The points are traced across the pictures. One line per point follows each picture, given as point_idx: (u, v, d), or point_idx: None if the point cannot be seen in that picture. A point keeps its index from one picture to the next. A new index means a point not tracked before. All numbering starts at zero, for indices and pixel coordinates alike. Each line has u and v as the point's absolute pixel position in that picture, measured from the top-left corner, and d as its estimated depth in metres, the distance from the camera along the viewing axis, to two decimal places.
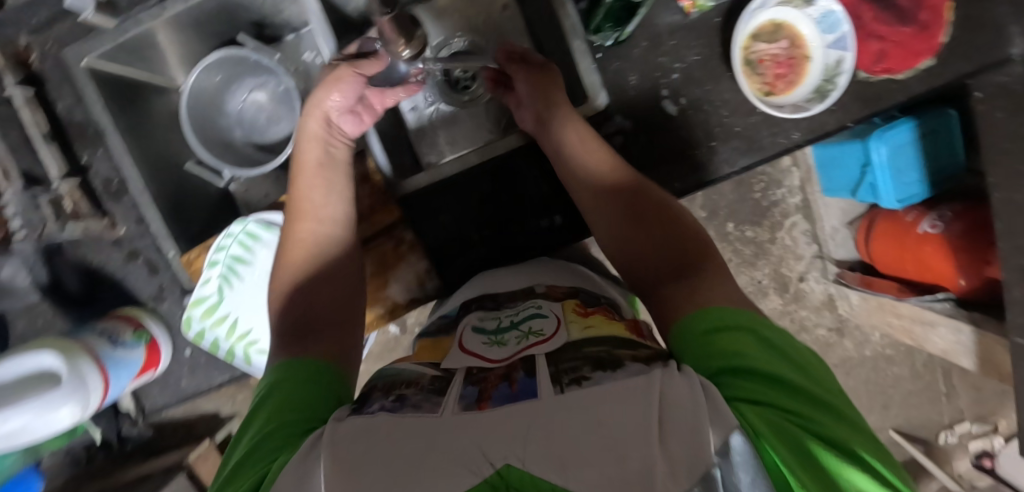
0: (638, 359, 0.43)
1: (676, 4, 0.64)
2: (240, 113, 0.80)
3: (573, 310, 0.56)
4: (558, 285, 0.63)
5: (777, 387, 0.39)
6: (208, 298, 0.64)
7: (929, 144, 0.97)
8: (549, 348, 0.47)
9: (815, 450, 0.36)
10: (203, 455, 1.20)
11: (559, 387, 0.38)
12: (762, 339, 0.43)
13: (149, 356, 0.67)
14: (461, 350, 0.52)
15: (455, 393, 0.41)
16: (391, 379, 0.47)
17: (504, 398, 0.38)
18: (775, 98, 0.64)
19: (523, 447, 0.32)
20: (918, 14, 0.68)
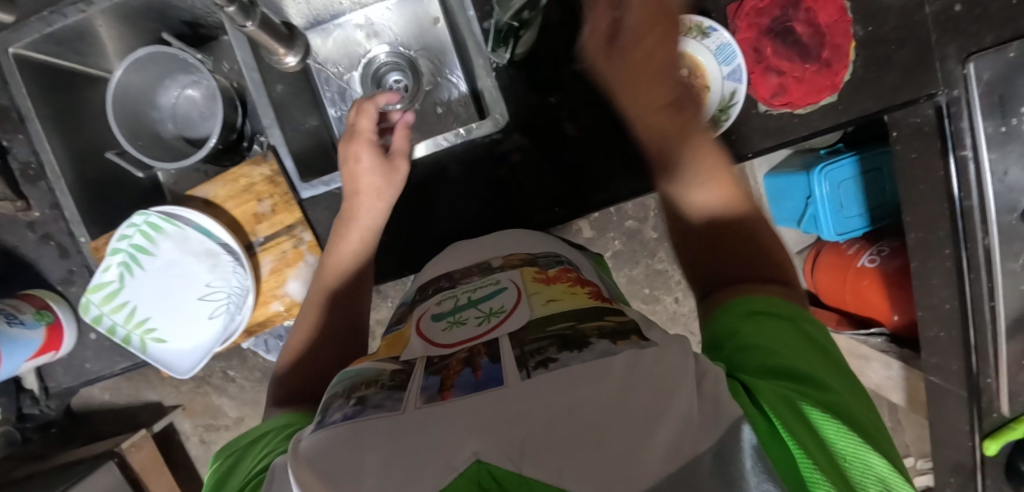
0: (606, 336, 0.39)
1: (579, 29, 0.66)
2: (174, 108, 0.82)
3: (533, 277, 0.52)
4: (513, 255, 0.59)
5: (803, 378, 0.41)
6: (114, 285, 0.66)
7: (871, 182, 0.96)
8: (513, 327, 0.43)
9: (822, 424, 0.38)
10: (138, 445, 1.17)
11: (524, 371, 0.35)
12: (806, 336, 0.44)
13: (50, 337, 0.68)
14: (418, 339, 0.47)
15: (415, 385, 0.37)
16: (351, 380, 0.41)
17: (468, 387, 0.36)
18: None
19: (496, 445, 0.31)
20: (820, 52, 0.71)
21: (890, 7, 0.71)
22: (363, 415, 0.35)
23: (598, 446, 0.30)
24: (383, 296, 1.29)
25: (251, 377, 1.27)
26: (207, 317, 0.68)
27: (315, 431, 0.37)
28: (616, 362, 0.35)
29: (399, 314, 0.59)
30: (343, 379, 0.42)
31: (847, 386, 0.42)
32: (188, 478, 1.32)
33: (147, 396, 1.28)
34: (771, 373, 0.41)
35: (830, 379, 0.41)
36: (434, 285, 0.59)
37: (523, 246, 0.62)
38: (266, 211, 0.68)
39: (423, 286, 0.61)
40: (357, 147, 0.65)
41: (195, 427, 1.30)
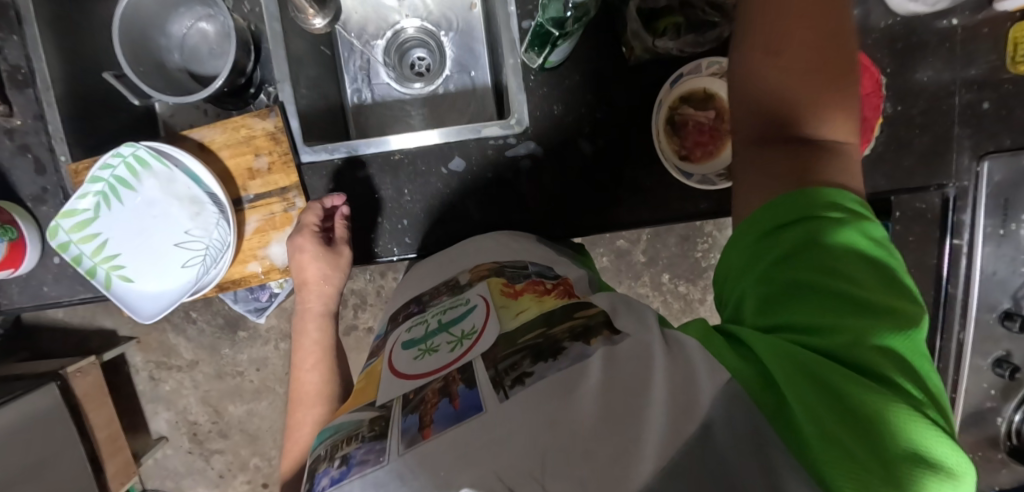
0: (575, 338, 0.43)
1: (619, 49, 0.65)
2: (184, 39, 0.78)
3: (500, 290, 0.53)
4: (481, 263, 0.60)
5: (812, 296, 0.41)
6: (85, 214, 0.63)
7: None
8: (485, 347, 0.46)
9: (812, 360, 0.38)
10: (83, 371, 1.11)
11: (502, 391, 0.39)
12: (824, 238, 0.42)
13: (11, 254, 0.65)
14: (393, 374, 0.50)
15: (395, 430, 0.41)
16: (333, 439, 0.46)
17: (446, 420, 0.39)
18: (689, 163, 0.64)
19: (484, 476, 0.33)
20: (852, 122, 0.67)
21: (925, 90, 0.71)
22: (350, 476, 0.38)
23: (583, 458, 0.33)
24: (362, 267, 1.26)
25: (213, 322, 1.24)
26: (181, 264, 0.66)
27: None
28: (572, 381, 0.38)
29: (374, 349, 0.59)
30: (326, 443, 0.46)
31: (867, 283, 0.40)
32: (130, 412, 1.27)
33: (103, 322, 1.23)
34: (772, 307, 0.42)
35: (845, 287, 0.40)
36: (405, 310, 0.61)
37: (512, 252, 0.60)
38: (263, 168, 0.66)
39: (396, 314, 0.62)
40: (298, 240, 0.63)
41: (147, 362, 1.26)
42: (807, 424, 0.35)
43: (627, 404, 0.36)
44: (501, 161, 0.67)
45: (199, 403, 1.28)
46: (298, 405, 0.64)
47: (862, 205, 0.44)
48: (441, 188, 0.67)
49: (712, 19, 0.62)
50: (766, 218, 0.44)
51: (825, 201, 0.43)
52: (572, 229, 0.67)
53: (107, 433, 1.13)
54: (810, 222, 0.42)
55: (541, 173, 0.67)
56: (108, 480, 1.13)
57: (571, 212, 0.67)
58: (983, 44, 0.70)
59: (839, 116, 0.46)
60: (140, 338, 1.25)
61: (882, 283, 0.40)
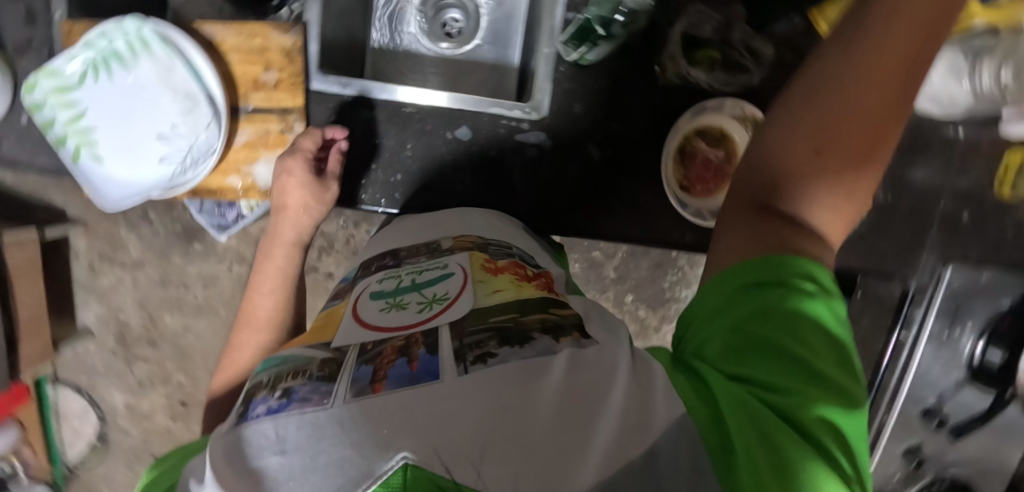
0: (546, 333, 0.41)
1: (652, 67, 0.65)
2: None
3: (481, 264, 0.52)
4: (466, 234, 0.59)
5: (769, 355, 0.42)
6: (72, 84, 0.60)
7: None
8: (453, 316, 0.43)
9: (765, 416, 0.39)
10: (22, 242, 1.06)
11: (462, 366, 0.36)
12: (800, 306, 0.43)
13: None
14: (356, 320, 0.47)
15: (346, 376, 0.37)
16: (277, 368, 0.42)
17: (400, 379, 0.36)
18: (687, 195, 0.65)
19: (429, 444, 0.31)
20: None
21: (917, 186, 0.74)
22: (287, 411, 0.35)
23: (527, 452, 0.31)
24: (338, 211, 1.24)
25: (171, 228, 1.20)
26: (161, 160, 0.63)
27: (237, 426, 0.36)
28: (535, 366, 0.36)
29: (339, 290, 0.58)
30: (269, 369, 0.42)
31: (824, 353, 0.42)
32: (58, 298, 1.21)
33: (52, 198, 1.16)
34: (734, 359, 0.43)
35: (807, 356, 0.41)
36: (380, 259, 0.58)
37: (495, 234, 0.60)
38: (270, 83, 0.63)
39: (369, 262, 0.60)
40: (288, 162, 0.61)
41: (90, 250, 1.20)
42: (748, 476, 0.35)
43: (585, 401, 0.35)
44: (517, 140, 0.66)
45: (135, 304, 1.24)
46: (244, 327, 0.61)
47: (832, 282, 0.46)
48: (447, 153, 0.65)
49: (746, 65, 0.65)
50: (750, 275, 0.46)
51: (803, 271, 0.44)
52: (563, 226, 0.67)
53: (31, 314, 1.08)
54: (782, 285, 0.44)
55: (547, 165, 0.66)
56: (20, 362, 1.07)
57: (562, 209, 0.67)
58: (979, 158, 0.74)
59: (826, 201, 0.47)
60: (88, 224, 1.19)
61: (837, 356, 0.42)
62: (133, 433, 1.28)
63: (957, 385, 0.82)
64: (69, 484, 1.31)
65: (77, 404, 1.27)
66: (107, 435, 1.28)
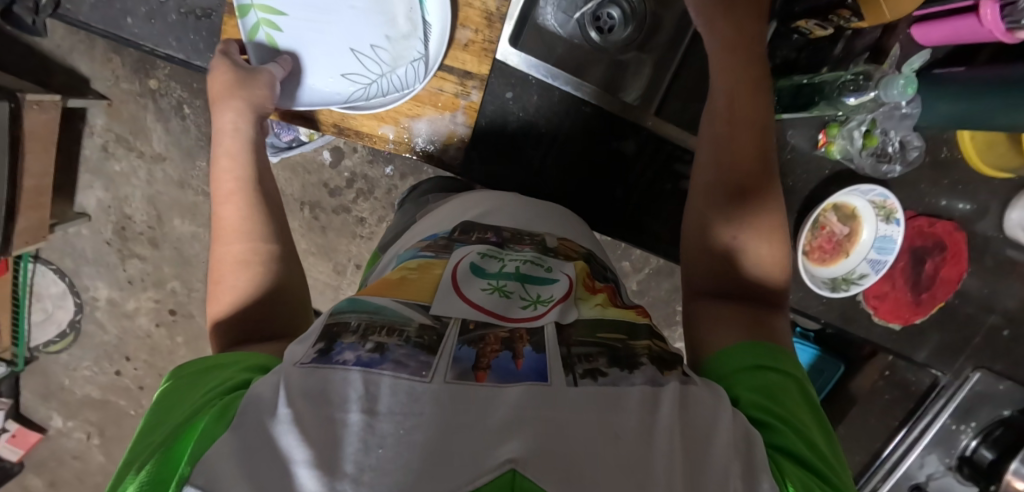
0: (654, 359, 0.37)
1: (815, 133, 0.67)
2: None
3: (584, 279, 0.49)
4: (569, 241, 0.57)
5: (769, 414, 0.38)
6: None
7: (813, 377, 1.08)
8: (567, 318, 0.40)
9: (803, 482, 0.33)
10: (43, 106, 0.93)
11: (571, 376, 0.33)
12: (776, 379, 0.40)
13: None
14: (458, 294, 0.41)
15: (447, 351, 0.34)
16: (366, 316, 0.37)
17: (506, 374, 0.33)
18: (807, 261, 0.70)
19: (534, 447, 0.28)
20: (922, 291, 0.75)
21: (972, 299, 0.81)
22: (383, 368, 0.32)
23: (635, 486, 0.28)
24: (388, 157, 1.17)
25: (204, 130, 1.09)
26: (339, 76, 0.63)
27: (318, 362, 0.33)
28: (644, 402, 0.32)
29: (433, 243, 0.52)
30: (358, 313, 0.37)
31: (768, 414, 0.38)
32: (61, 171, 1.10)
33: (76, 64, 1.02)
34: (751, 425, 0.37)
35: (798, 422, 0.38)
36: (479, 232, 0.54)
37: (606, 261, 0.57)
38: (460, 41, 0.62)
39: (467, 227, 0.55)
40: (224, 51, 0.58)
41: (107, 130, 1.09)
42: None
43: (697, 445, 0.31)
44: (625, 148, 0.66)
45: (144, 200, 1.13)
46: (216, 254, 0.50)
47: (785, 361, 0.42)
48: (539, 138, 0.65)
49: (892, 156, 0.68)
50: (739, 359, 0.42)
51: (782, 353, 0.43)
52: (630, 232, 0.69)
53: (36, 184, 0.97)
54: (769, 356, 0.42)
55: (640, 169, 0.67)
56: (15, 235, 0.97)
57: (639, 225, 0.69)
58: None
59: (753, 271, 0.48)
60: (111, 102, 1.06)
61: (784, 421, 0.38)
62: (110, 330, 1.21)
63: (945, 470, 0.84)
64: (27, 365, 1.23)
65: (55, 287, 1.19)
66: (81, 325, 1.21)
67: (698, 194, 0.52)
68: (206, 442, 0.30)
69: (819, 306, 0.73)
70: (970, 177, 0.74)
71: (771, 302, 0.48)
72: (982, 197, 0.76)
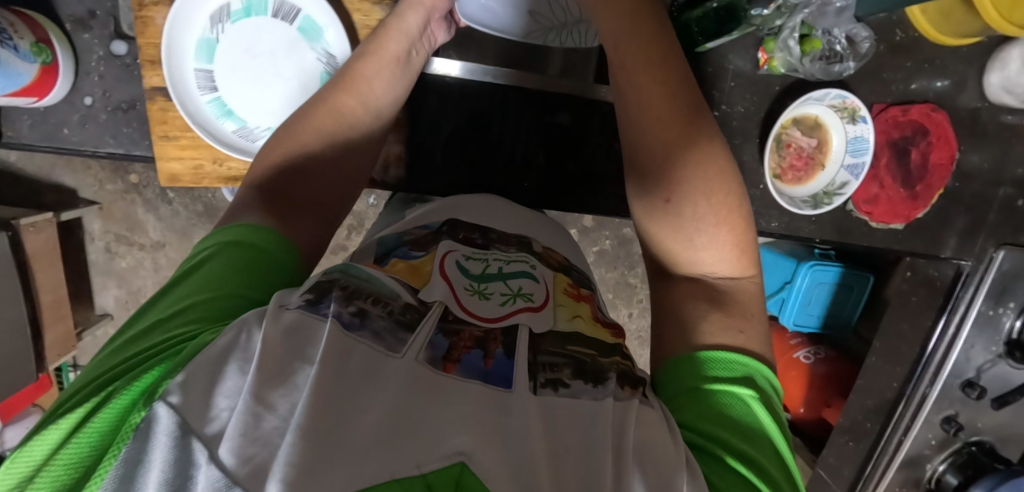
0: (621, 375, 0.35)
1: (754, 53, 0.65)
2: None
3: (565, 289, 0.44)
4: (554, 251, 0.51)
5: (718, 460, 0.33)
6: (223, 25, 0.57)
7: (841, 294, 1.01)
8: (538, 327, 0.37)
9: None
10: (38, 227, 0.94)
11: (533, 383, 0.32)
12: (729, 401, 0.36)
13: (39, 81, 0.55)
14: (444, 281, 0.39)
15: (425, 332, 0.33)
16: (360, 282, 0.36)
17: (474, 371, 0.31)
18: (780, 183, 0.68)
19: (485, 441, 0.27)
20: (916, 183, 0.72)
21: (976, 176, 0.77)
22: (360, 334, 0.31)
23: None
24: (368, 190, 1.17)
25: (191, 208, 1.10)
26: (233, 131, 0.59)
27: (304, 311, 0.32)
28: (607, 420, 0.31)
29: (416, 237, 0.47)
30: (356, 278, 0.36)
31: (716, 441, 0.34)
32: (74, 282, 1.15)
33: (60, 179, 1.06)
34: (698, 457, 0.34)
35: (752, 450, 0.34)
36: (465, 231, 0.48)
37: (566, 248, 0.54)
38: None
39: (455, 223, 0.50)
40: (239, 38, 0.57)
41: (105, 232, 1.12)
42: None
43: (648, 461, 0.30)
44: (561, 119, 0.66)
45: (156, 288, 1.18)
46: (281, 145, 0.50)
47: (744, 376, 0.38)
48: (485, 127, 0.65)
49: (842, 54, 0.64)
50: (686, 379, 0.39)
51: (743, 363, 0.39)
52: (586, 203, 0.68)
53: (52, 298, 0.98)
54: (723, 367, 0.38)
55: (586, 134, 0.66)
56: (46, 349, 0.99)
57: (600, 191, 0.68)
58: None
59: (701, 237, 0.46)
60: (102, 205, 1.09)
61: (736, 450, 0.33)
62: None
63: (993, 359, 0.80)
64: None
65: None
66: None
67: (647, 180, 0.50)
68: (188, 358, 0.30)
69: (807, 227, 0.71)
70: (936, 53, 0.69)
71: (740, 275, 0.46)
72: (957, 70, 0.72)
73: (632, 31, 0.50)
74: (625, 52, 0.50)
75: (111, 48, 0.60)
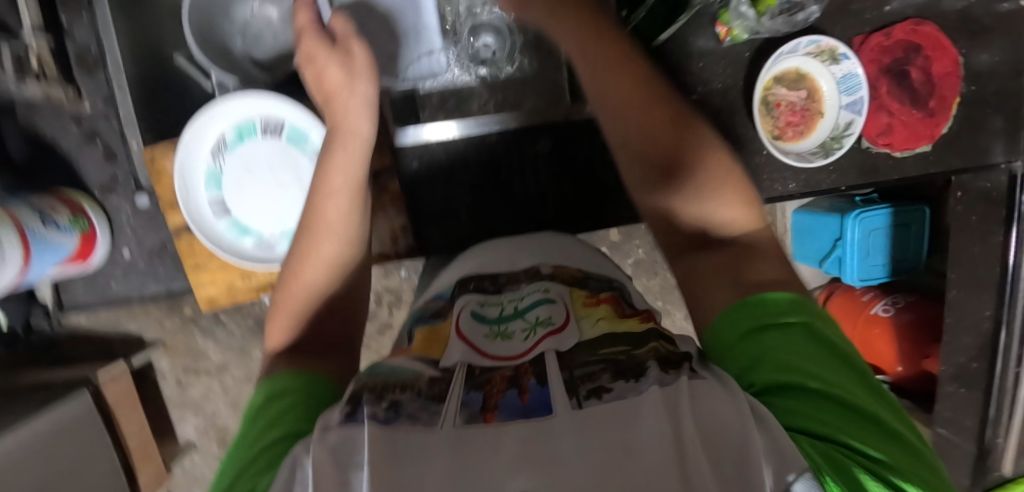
0: (664, 362, 0.33)
1: (710, 30, 0.64)
2: (247, 23, 0.67)
3: (583, 299, 0.44)
4: (564, 267, 0.51)
5: (791, 396, 0.33)
6: (223, 155, 0.63)
7: (899, 234, 0.96)
8: (565, 346, 0.36)
9: (849, 465, 0.29)
10: (116, 377, 0.95)
11: (575, 399, 0.30)
12: (782, 334, 0.36)
13: (82, 246, 0.62)
14: (460, 339, 0.39)
15: (456, 398, 0.31)
16: (379, 377, 0.34)
17: (514, 411, 0.30)
18: (782, 143, 0.65)
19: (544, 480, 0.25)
20: (928, 101, 0.68)
21: (996, 77, 0.72)
22: (398, 425, 0.29)
23: None
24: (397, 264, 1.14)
25: (245, 324, 1.16)
26: (251, 246, 0.64)
27: (342, 426, 0.30)
28: (654, 403, 0.28)
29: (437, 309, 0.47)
30: (374, 375, 0.35)
31: (783, 376, 0.34)
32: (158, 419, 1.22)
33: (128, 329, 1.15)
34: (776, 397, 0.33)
35: (822, 377, 0.33)
36: (477, 282, 0.49)
37: (576, 260, 0.53)
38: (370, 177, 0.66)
39: (464, 281, 0.50)
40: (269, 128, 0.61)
41: (175, 367, 1.19)
42: None
43: (720, 448, 0.27)
44: (542, 148, 0.67)
45: (231, 408, 1.23)
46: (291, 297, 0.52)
47: (789, 303, 0.38)
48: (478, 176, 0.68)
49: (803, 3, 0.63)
50: (734, 324, 0.38)
51: (789, 302, 0.38)
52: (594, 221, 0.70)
53: (140, 440, 0.97)
54: (769, 308, 0.37)
55: (574, 156, 0.68)
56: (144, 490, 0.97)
57: (605, 206, 0.70)
58: None
59: (706, 196, 0.48)
60: (167, 343, 1.17)
61: (805, 379, 0.33)
62: None
63: None
64: None
65: None
66: None
67: (635, 164, 0.52)
68: None
69: (825, 178, 0.68)
70: None
71: (744, 214, 0.47)
72: None
73: (600, 52, 0.54)
74: (596, 77, 0.53)
75: (134, 201, 0.66)
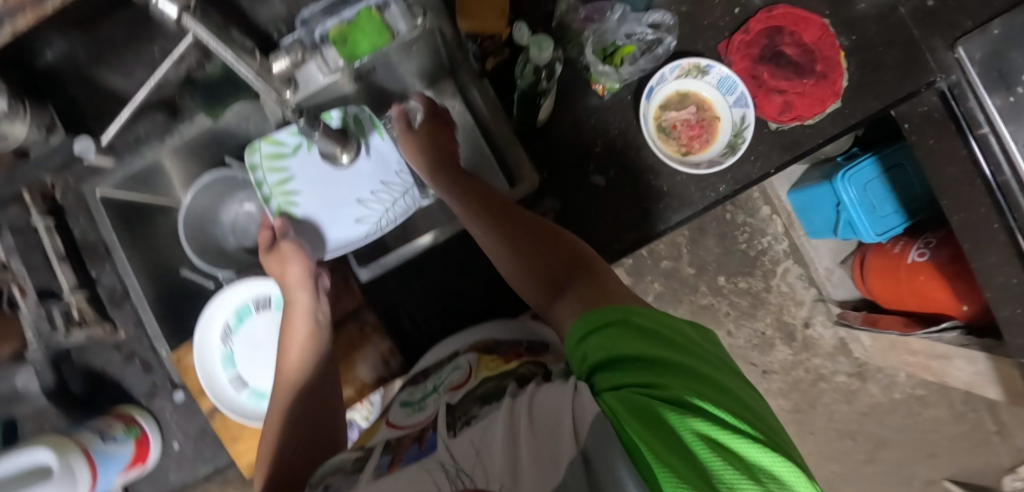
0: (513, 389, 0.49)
1: (591, 89, 0.72)
2: (232, 222, 0.86)
3: (485, 362, 0.59)
4: (479, 341, 0.65)
5: (619, 371, 0.43)
6: (231, 339, 0.76)
7: (896, 177, 0.93)
8: (455, 399, 0.53)
9: (661, 409, 0.39)
10: None
11: (450, 431, 0.45)
12: (616, 327, 0.46)
13: (138, 450, 0.72)
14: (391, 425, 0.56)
15: (375, 463, 0.46)
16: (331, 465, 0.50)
17: (412, 457, 0.44)
18: (693, 156, 0.72)
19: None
20: (815, 69, 0.72)
21: None
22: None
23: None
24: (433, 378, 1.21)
25: None
26: None
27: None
28: (505, 422, 0.41)
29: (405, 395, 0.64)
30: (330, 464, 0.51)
31: (614, 358, 0.44)
32: None
33: None
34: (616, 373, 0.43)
35: (644, 350, 0.44)
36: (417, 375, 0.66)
37: (491, 331, 0.67)
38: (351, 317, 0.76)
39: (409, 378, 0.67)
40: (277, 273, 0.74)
41: None
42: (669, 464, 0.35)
43: (549, 433, 0.38)
44: None
45: None
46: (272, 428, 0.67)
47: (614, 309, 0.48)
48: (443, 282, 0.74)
49: (655, 40, 0.72)
50: (585, 332, 0.48)
51: (616, 314, 0.48)
52: None
53: None
54: (602, 317, 0.48)
55: None
56: None
57: None
58: None
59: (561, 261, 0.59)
60: None
61: (630, 355, 0.44)
62: None
63: None
64: None
65: None
66: None
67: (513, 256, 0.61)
68: None
69: (751, 169, 0.72)
70: None
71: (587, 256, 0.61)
72: None
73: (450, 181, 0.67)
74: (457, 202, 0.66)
75: (175, 398, 0.77)
